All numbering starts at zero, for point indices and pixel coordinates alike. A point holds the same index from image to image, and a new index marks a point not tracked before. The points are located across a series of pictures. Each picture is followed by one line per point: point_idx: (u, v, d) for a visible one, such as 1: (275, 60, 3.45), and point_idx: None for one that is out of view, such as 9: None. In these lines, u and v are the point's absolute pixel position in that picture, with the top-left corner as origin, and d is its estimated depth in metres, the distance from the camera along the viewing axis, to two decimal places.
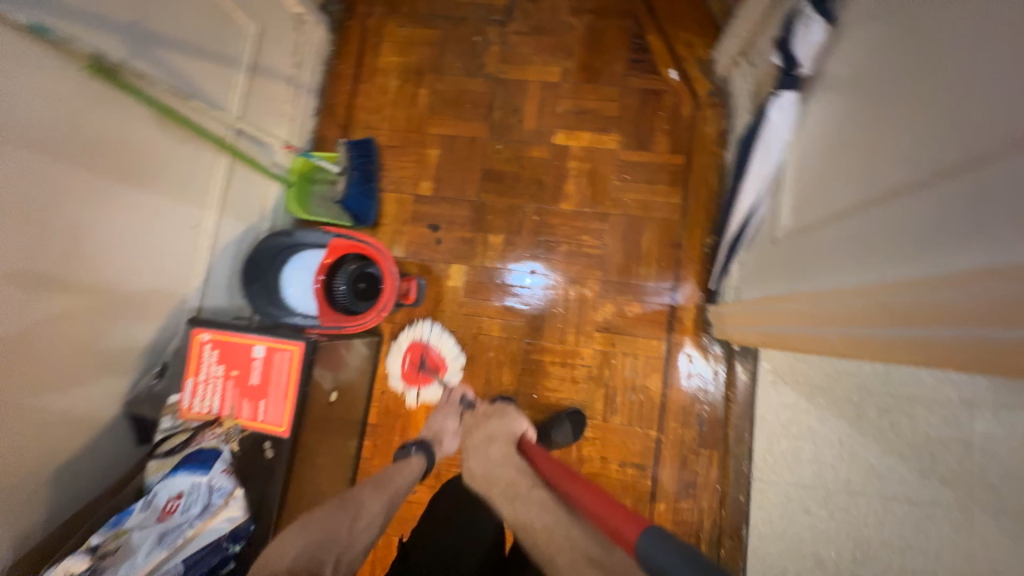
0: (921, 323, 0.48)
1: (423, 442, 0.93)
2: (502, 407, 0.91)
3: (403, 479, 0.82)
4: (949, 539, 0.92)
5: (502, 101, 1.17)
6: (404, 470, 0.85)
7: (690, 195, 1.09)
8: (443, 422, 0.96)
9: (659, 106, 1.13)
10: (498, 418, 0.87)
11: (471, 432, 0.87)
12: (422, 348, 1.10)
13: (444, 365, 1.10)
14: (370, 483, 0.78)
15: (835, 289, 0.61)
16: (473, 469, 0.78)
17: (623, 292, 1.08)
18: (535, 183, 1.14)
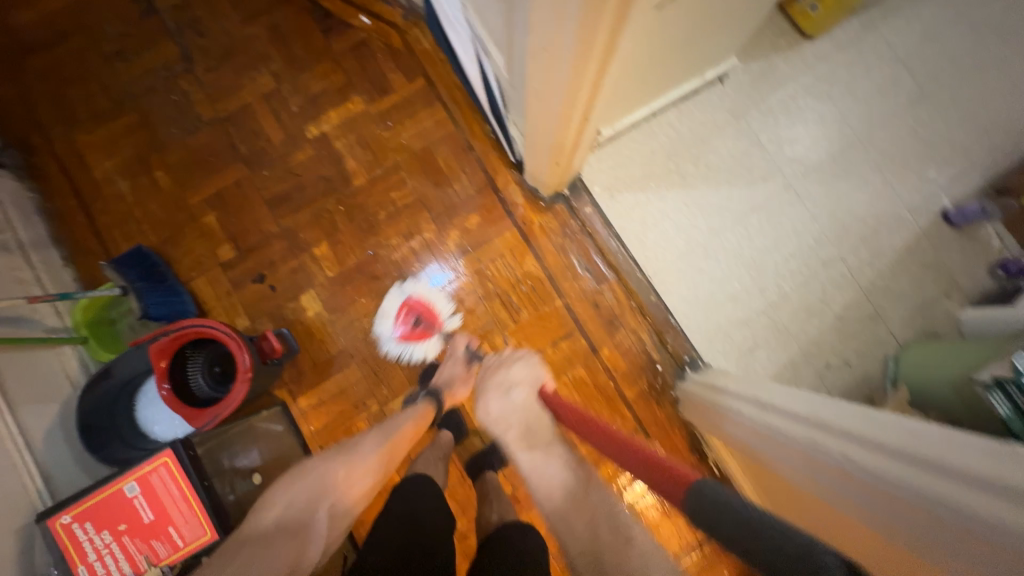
0: (569, 26, 0.51)
1: (432, 389, 0.94)
2: (524, 355, 0.86)
3: (409, 426, 0.84)
4: (794, 216, 1.12)
5: (240, 133, 1.13)
6: (408, 415, 0.87)
7: (450, 103, 1.14)
8: (452, 377, 0.97)
9: (373, 52, 1.16)
10: (523, 363, 0.83)
11: (492, 375, 0.83)
12: (414, 303, 1.09)
13: (438, 317, 1.09)
14: (359, 438, 0.81)
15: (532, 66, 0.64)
16: (489, 408, 0.76)
17: (455, 214, 1.12)
18: (320, 181, 1.13)
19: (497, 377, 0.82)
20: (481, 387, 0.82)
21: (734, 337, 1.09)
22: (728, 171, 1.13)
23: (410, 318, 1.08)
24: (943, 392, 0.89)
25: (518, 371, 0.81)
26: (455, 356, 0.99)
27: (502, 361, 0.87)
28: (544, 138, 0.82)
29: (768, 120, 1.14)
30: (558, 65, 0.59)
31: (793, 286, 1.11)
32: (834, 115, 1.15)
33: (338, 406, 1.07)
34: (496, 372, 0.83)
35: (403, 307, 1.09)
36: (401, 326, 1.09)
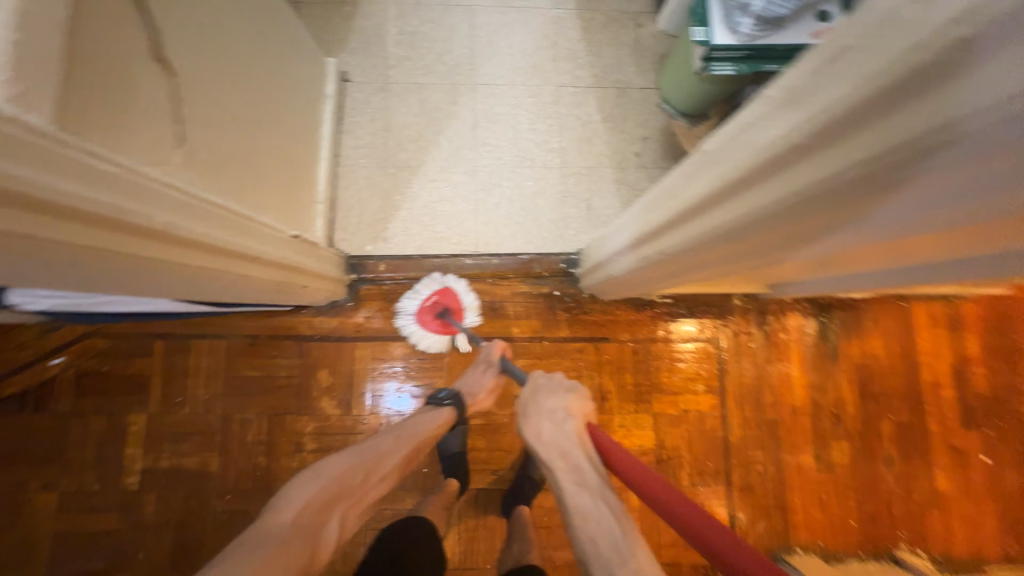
0: (116, 257, 0.46)
1: (454, 393, 0.90)
2: (580, 384, 0.78)
3: (423, 429, 0.79)
4: (501, 98, 1.14)
5: (83, 556, 0.98)
6: (432, 418, 0.83)
7: (203, 328, 1.05)
8: (477, 382, 0.94)
9: (96, 372, 1.03)
10: (579, 395, 0.75)
11: (544, 398, 0.74)
12: (449, 295, 1.06)
13: (462, 310, 1.06)
14: (397, 438, 0.76)
15: (172, 284, 0.60)
16: (535, 432, 0.69)
17: (308, 387, 1.05)
18: (188, 501, 1.01)
19: (546, 402, 0.73)
20: (532, 406, 0.74)
21: (570, 213, 1.12)
22: (429, 125, 1.12)
23: (437, 309, 1.04)
24: (704, 89, 0.97)
25: (557, 399, 0.73)
26: (485, 360, 0.95)
27: (542, 386, 0.76)
28: (264, 290, 0.79)
29: (407, 64, 1.14)
30: (178, 269, 0.56)
31: (559, 137, 1.14)
32: (440, 9, 1.16)
33: None
34: (543, 394, 0.74)
35: (438, 294, 1.05)
36: (433, 316, 1.05)
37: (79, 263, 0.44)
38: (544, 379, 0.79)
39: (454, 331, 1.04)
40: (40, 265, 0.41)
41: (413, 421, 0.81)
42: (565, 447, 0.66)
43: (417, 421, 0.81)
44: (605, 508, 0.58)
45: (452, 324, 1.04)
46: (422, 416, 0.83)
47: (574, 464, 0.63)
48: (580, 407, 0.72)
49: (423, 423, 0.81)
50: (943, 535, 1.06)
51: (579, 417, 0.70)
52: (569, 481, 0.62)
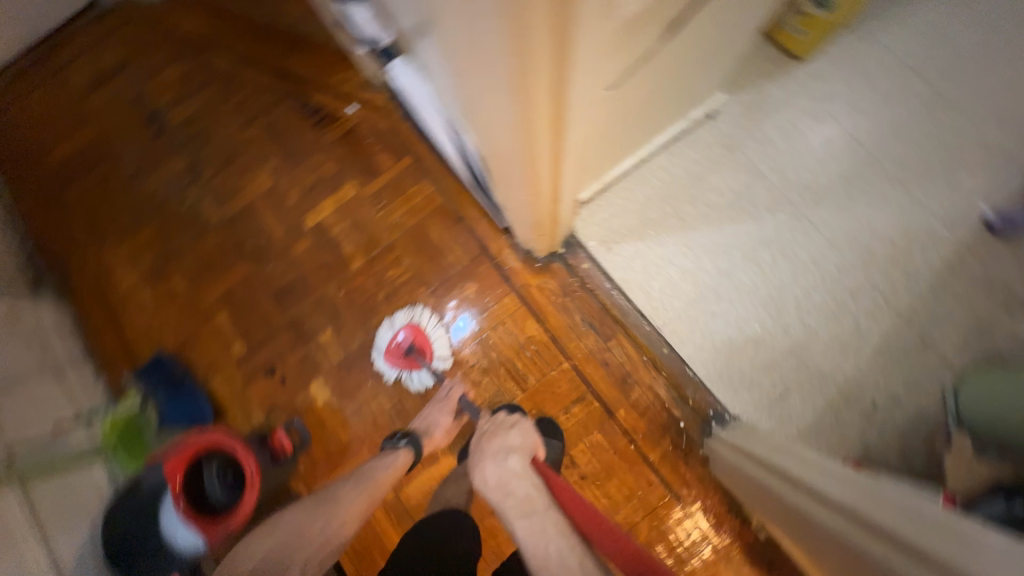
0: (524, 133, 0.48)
1: (410, 433, 0.99)
2: (521, 419, 0.86)
3: (385, 474, 0.90)
4: (809, 246, 1.05)
5: (245, 232, 1.20)
6: (385, 462, 0.93)
7: (440, 179, 1.17)
8: (437, 420, 1.01)
9: (361, 137, 1.21)
10: (519, 429, 0.84)
11: (489, 439, 0.82)
12: (418, 332, 1.09)
13: (432, 352, 1.08)
14: (354, 482, 0.89)
15: (487, 131, 0.55)
16: (486, 479, 0.76)
17: (453, 286, 1.12)
18: (320, 269, 1.16)
19: (493, 444, 0.81)
20: (478, 455, 0.80)
21: (762, 384, 1.01)
22: (730, 207, 1.08)
23: (407, 343, 1.09)
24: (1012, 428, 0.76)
25: (514, 438, 0.81)
26: (444, 398, 1.02)
27: (497, 427, 0.85)
28: (522, 213, 0.82)
29: (767, 149, 1.09)
30: (504, 130, 0.51)
31: (821, 321, 1.02)
32: (840, 135, 1.08)
33: None
34: (496, 434, 0.83)
35: (408, 334, 1.09)
36: (395, 344, 1.09)
37: (475, 42, 0.40)
38: (491, 422, 0.88)
39: (419, 365, 1.08)
40: (463, 3, 0.37)
41: (372, 469, 0.92)
42: (505, 482, 0.74)
43: (373, 468, 0.92)
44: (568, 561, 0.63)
45: (417, 361, 1.08)
46: (378, 462, 0.93)
47: (525, 497, 0.71)
48: (523, 443, 0.81)
49: (378, 466, 0.92)
50: None
51: (525, 455, 0.79)
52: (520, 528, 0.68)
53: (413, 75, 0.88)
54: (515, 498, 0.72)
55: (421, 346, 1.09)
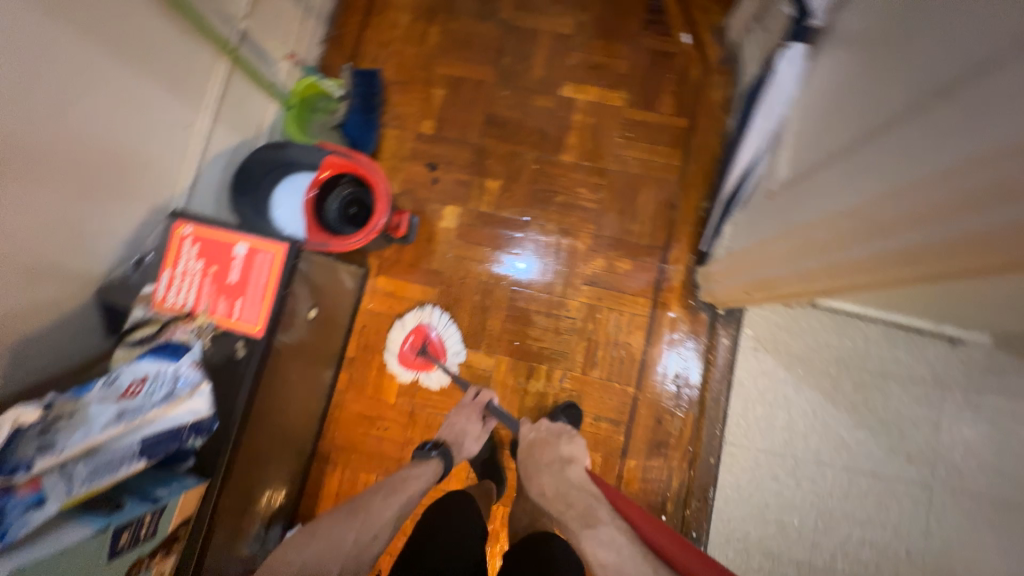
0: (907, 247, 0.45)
1: (443, 445, 0.90)
2: (568, 431, 0.91)
3: (418, 483, 0.82)
4: (906, 514, 0.96)
5: (513, 47, 1.17)
6: (420, 472, 0.85)
7: (691, 161, 1.10)
8: (467, 425, 0.93)
9: (668, 67, 1.14)
10: (569, 440, 0.89)
11: (540, 448, 0.87)
12: (426, 332, 1.07)
13: (444, 351, 1.07)
14: (384, 491, 0.80)
15: (854, 209, 0.53)
16: (544, 485, 0.82)
17: (614, 248, 1.09)
18: (536, 131, 1.14)
19: (548, 453, 0.86)
20: (534, 466, 0.86)
21: (751, 559, 0.97)
22: (881, 422, 0.99)
23: (417, 344, 1.07)
24: None
25: (572, 449, 0.88)
26: (471, 403, 0.94)
27: (551, 436, 0.90)
28: (759, 267, 0.79)
29: (968, 415, 0.96)
30: (864, 237, 0.52)
31: (847, 570, 0.96)
32: None
33: (399, 309, 1.10)
34: (553, 443, 0.88)
35: (411, 334, 1.07)
36: (408, 350, 1.07)
37: (926, 183, 0.41)
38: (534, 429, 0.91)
39: (433, 366, 1.06)
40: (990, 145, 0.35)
41: (404, 478, 0.83)
42: (563, 488, 0.81)
43: (406, 477, 0.83)
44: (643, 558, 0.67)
45: (430, 362, 1.06)
46: (409, 471, 0.85)
47: (583, 505, 0.77)
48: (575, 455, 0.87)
49: (415, 479, 0.83)
50: None
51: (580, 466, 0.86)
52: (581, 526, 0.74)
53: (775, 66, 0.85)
54: (571, 507, 0.77)
55: (432, 338, 1.08)
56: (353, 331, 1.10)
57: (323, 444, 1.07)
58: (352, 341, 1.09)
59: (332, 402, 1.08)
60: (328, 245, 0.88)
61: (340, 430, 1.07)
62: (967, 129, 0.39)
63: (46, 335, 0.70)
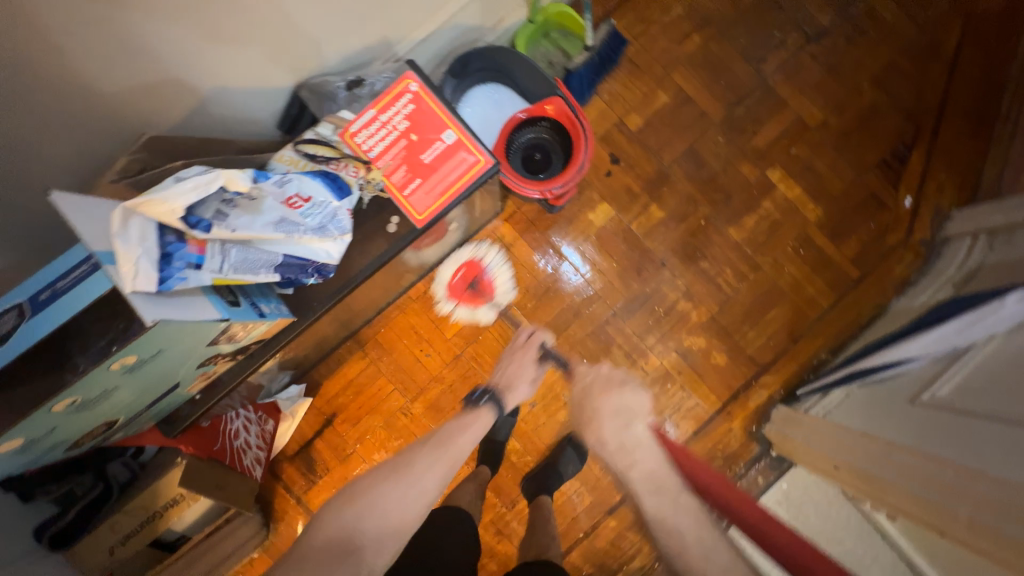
0: None
1: (490, 392, 0.92)
2: (626, 380, 1.00)
3: (466, 440, 0.83)
4: None
5: (754, 105, 1.11)
6: (471, 424, 0.86)
7: (836, 310, 1.07)
8: (518, 370, 0.96)
9: (874, 216, 1.09)
10: (621, 391, 0.97)
11: (598, 394, 0.95)
12: (476, 266, 1.08)
13: (472, 302, 1.07)
14: (428, 448, 0.81)
15: None
16: (607, 440, 0.87)
17: (720, 337, 1.07)
18: (723, 191, 1.09)
19: (606, 402, 0.94)
20: (597, 411, 0.92)
21: None
22: None
23: (467, 277, 1.08)
24: None
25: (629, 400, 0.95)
26: (522, 345, 0.99)
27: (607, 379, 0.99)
28: (874, 465, 0.77)
29: None
30: None
31: None
32: None
33: (504, 263, 1.08)
34: (610, 386, 0.97)
35: (463, 267, 1.08)
36: (455, 283, 1.08)
37: None
38: (592, 373, 1.00)
39: (481, 302, 1.07)
40: None
41: (455, 431, 0.85)
42: (630, 444, 0.84)
43: (457, 431, 0.85)
44: (712, 537, 0.73)
45: (479, 296, 1.07)
46: (466, 422, 0.86)
47: (653, 471, 0.80)
48: (635, 404, 0.95)
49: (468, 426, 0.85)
50: None
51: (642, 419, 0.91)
52: (647, 487, 0.79)
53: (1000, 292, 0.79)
54: (641, 472, 0.80)
55: (484, 275, 1.08)
56: (453, 255, 1.08)
57: (366, 332, 1.06)
58: (447, 263, 1.08)
59: (397, 302, 1.06)
60: (505, 175, 0.86)
61: (388, 330, 1.06)
62: (963, 447, 0.67)
63: (236, 99, 0.67)
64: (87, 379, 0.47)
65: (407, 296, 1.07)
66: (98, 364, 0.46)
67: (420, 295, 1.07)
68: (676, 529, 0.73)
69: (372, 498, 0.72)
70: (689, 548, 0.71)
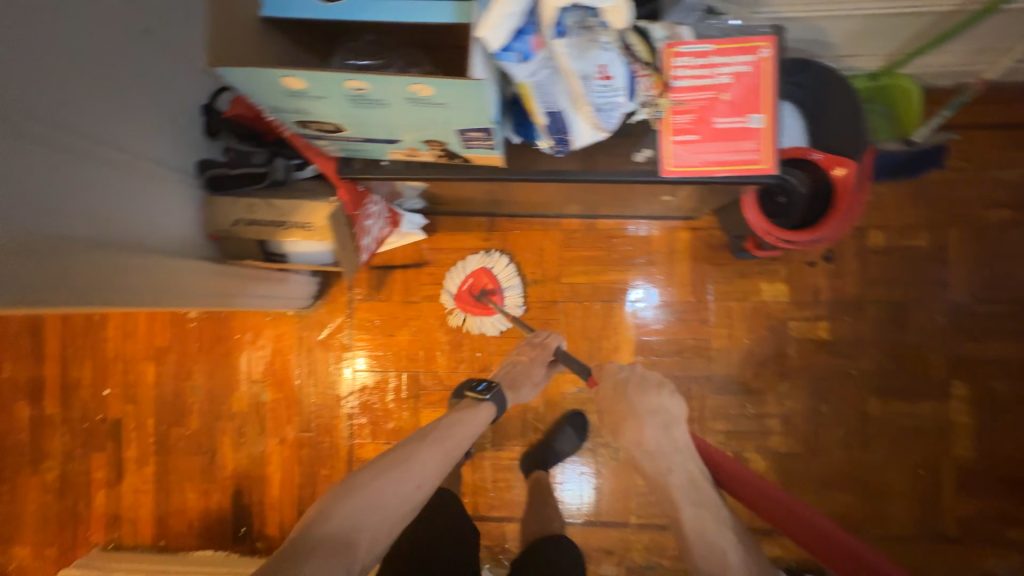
0: None
1: (496, 390, 0.83)
2: (671, 386, 0.70)
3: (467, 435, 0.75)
4: None
5: (997, 315, 0.97)
6: (467, 417, 0.78)
7: (902, 544, 0.96)
8: (518, 376, 0.85)
9: (1014, 500, 0.96)
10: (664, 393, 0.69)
11: (635, 392, 0.70)
12: (478, 274, 1.03)
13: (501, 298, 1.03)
14: (429, 441, 0.73)
15: None
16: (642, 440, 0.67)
17: (780, 477, 0.99)
18: (897, 363, 0.98)
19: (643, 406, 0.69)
20: (627, 408, 0.69)
21: None
22: None
23: (477, 288, 1.03)
24: None
25: (669, 404, 0.69)
26: (538, 344, 0.86)
27: (646, 380, 0.72)
28: None
29: None
30: None
31: None
32: None
33: (654, 262, 1.03)
34: (646, 390, 0.70)
35: (472, 276, 1.03)
36: (465, 291, 1.04)
37: None
38: (628, 372, 0.73)
39: (491, 312, 1.02)
40: None
41: (453, 423, 0.76)
42: (667, 449, 0.66)
43: (455, 423, 0.76)
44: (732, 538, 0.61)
45: (489, 308, 1.02)
46: (457, 416, 0.78)
47: (670, 452, 0.66)
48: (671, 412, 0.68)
49: (464, 422, 0.77)
50: (161, 318, 1.13)
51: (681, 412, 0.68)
52: (652, 465, 0.66)
53: None
54: (677, 475, 0.64)
55: (493, 288, 1.03)
56: (619, 221, 1.04)
57: (502, 221, 1.06)
58: (611, 223, 1.04)
59: (544, 218, 1.05)
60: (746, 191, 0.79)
61: (520, 234, 1.05)
62: None
63: None
64: (390, 79, 0.44)
65: (556, 221, 1.05)
66: (406, 76, 0.44)
67: (566, 229, 1.04)
68: (704, 536, 0.61)
69: (369, 475, 0.66)
70: (707, 537, 0.61)
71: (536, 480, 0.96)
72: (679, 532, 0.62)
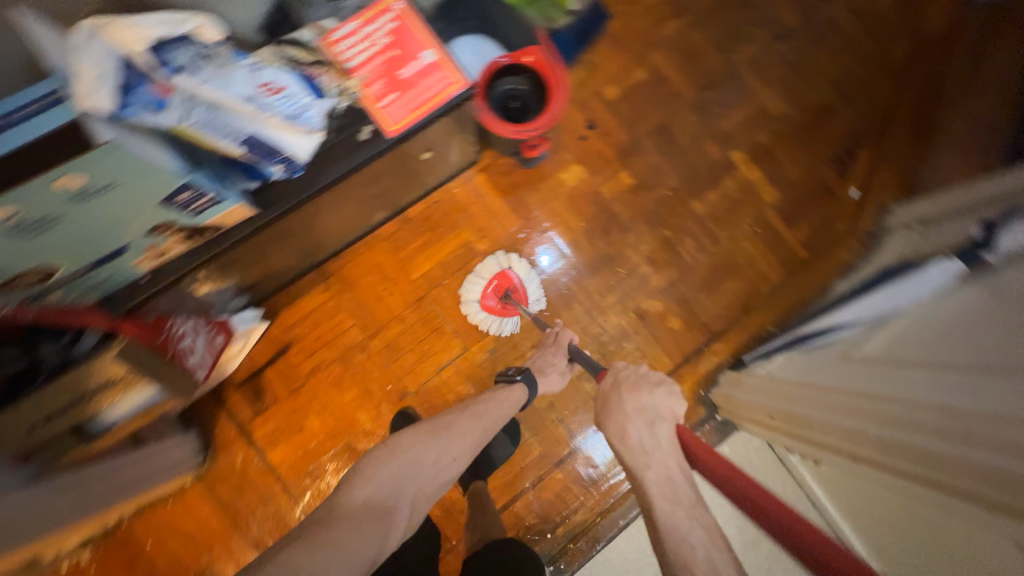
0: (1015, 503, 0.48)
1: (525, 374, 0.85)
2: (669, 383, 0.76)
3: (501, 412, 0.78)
4: None
5: (722, 91, 1.18)
6: (505, 399, 0.80)
7: (784, 286, 1.13)
8: (547, 360, 0.88)
9: (824, 204, 1.17)
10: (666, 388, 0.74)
11: (632, 389, 0.74)
12: (508, 277, 1.05)
13: (523, 295, 1.05)
14: (466, 411, 0.77)
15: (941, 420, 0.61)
16: (629, 433, 0.70)
17: (677, 303, 1.11)
18: (688, 166, 1.15)
19: (634, 402, 0.73)
20: (616, 406, 0.73)
21: None
22: None
23: (501, 287, 1.05)
24: None
25: (656, 401, 0.73)
26: (555, 338, 0.89)
27: (646, 378, 0.77)
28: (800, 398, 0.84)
29: None
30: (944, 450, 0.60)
31: None
32: None
33: (474, 212, 1.10)
34: (641, 388, 0.74)
35: (495, 277, 1.05)
36: (490, 294, 1.04)
37: None
38: (625, 371, 0.79)
39: (512, 313, 1.04)
40: None
41: (488, 400, 0.79)
42: (658, 444, 0.68)
43: (489, 400, 0.79)
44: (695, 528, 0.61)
45: (511, 307, 1.04)
46: (496, 394, 0.80)
47: (669, 469, 0.66)
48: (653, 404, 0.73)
49: (499, 402, 0.79)
50: None
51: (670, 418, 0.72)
52: (654, 483, 0.65)
53: (919, 264, 0.89)
54: (655, 472, 0.66)
55: (515, 288, 1.06)
56: (425, 201, 1.10)
57: (331, 265, 1.06)
58: (420, 206, 1.09)
59: (364, 238, 1.07)
60: (480, 112, 0.88)
61: (353, 265, 1.06)
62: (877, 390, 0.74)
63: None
64: (27, 186, 0.46)
65: (375, 235, 1.08)
66: (38, 178, 0.47)
67: (387, 236, 1.08)
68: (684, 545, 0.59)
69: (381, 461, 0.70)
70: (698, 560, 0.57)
71: (475, 492, 0.97)
72: (653, 522, 0.63)
